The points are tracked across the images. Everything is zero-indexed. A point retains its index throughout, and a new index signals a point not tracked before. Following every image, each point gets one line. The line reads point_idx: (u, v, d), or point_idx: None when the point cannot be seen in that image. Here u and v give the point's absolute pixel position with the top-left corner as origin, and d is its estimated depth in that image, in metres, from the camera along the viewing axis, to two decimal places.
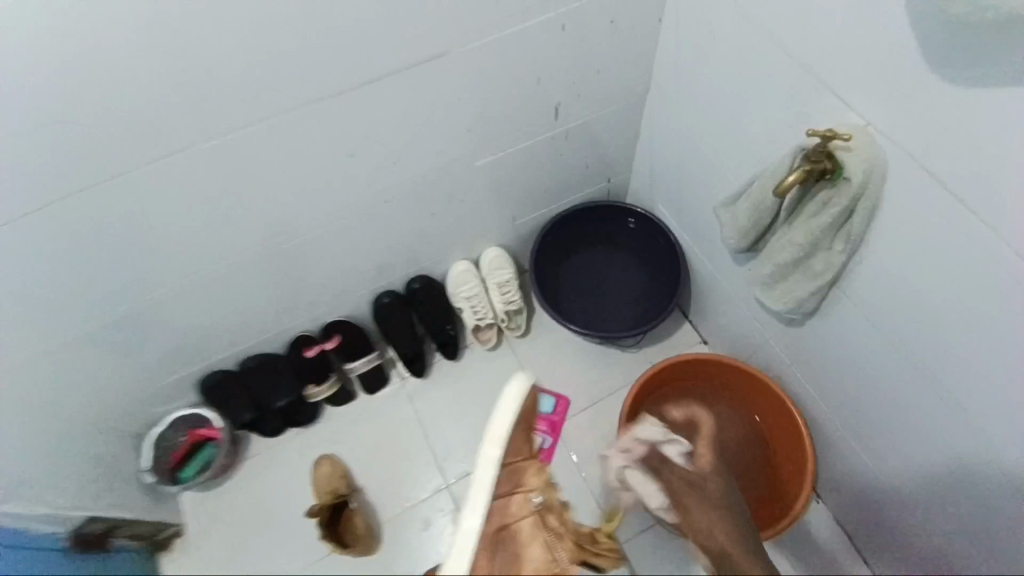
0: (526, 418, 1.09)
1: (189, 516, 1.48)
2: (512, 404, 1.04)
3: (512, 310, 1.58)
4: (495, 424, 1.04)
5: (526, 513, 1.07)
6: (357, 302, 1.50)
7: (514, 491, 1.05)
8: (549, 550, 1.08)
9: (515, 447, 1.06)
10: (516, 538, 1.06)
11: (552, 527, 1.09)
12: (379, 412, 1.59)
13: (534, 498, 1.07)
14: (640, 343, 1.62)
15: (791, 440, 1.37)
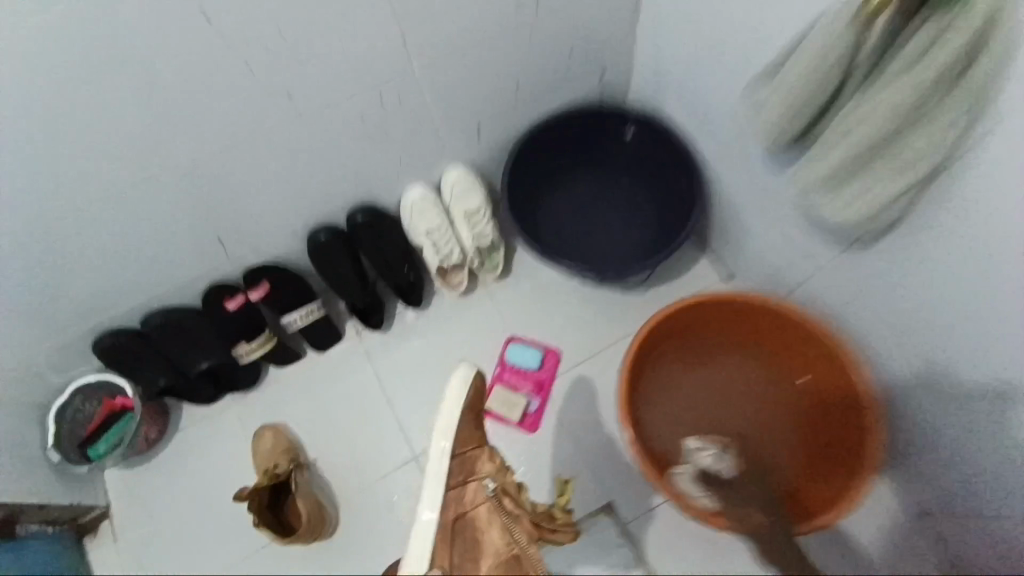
0: (474, 406, 1.02)
1: (115, 497, 1.26)
2: (459, 386, 1.01)
3: (484, 246, 1.28)
4: (446, 414, 1.00)
5: (481, 500, 0.95)
6: (288, 240, 1.18)
7: (468, 479, 0.96)
8: (507, 535, 0.93)
9: (467, 438, 0.99)
10: (471, 524, 0.94)
11: (508, 511, 0.94)
12: (332, 372, 1.33)
13: (486, 484, 0.95)
14: (647, 281, 1.30)
15: (849, 417, 1.02)
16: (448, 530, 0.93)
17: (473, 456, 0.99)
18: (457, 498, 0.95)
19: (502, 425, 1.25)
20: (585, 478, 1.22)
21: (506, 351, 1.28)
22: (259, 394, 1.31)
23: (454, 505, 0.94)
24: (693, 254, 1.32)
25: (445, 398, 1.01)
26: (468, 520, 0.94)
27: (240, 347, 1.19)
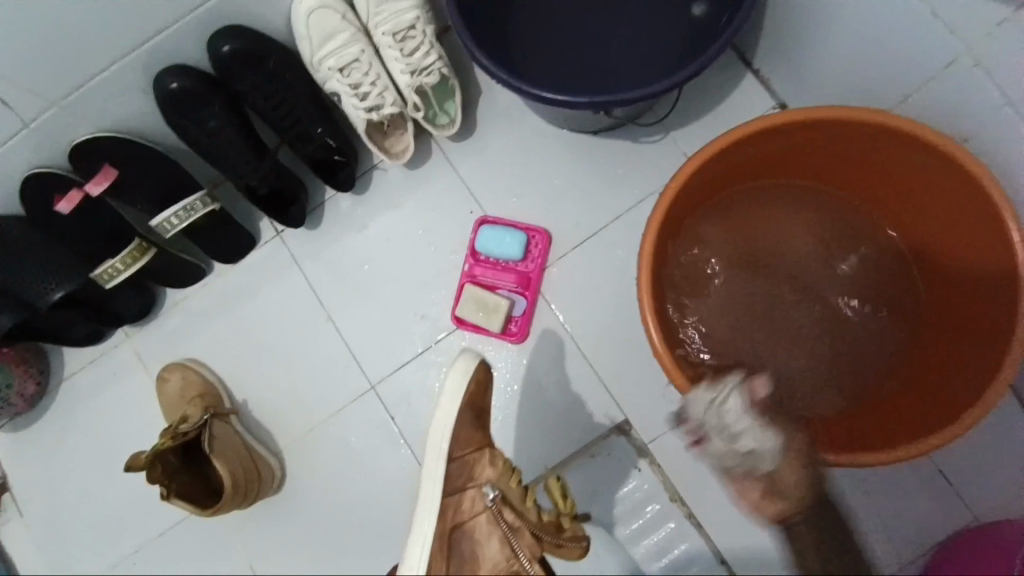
0: (476, 404, 0.76)
1: (6, 464, 1.00)
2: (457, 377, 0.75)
3: (430, 86, 0.87)
4: (442, 415, 0.73)
5: (476, 508, 0.73)
6: (133, 97, 0.79)
7: (466, 484, 0.73)
8: (507, 547, 0.71)
9: (467, 438, 0.74)
10: (467, 536, 0.73)
11: (508, 521, 0.71)
12: (251, 285, 0.99)
13: (485, 491, 0.72)
14: (667, 118, 0.93)
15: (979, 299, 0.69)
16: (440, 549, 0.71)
17: (472, 459, 0.74)
18: (450, 505, 0.72)
19: (480, 332, 0.94)
20: (595, 391, 0.93)
21: (476, 238, 0.93)
22: (159, 322, 0.99)
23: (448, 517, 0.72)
24: (730, 77, 0.93)
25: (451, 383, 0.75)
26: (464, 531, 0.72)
27: (99, 267, 0.85)
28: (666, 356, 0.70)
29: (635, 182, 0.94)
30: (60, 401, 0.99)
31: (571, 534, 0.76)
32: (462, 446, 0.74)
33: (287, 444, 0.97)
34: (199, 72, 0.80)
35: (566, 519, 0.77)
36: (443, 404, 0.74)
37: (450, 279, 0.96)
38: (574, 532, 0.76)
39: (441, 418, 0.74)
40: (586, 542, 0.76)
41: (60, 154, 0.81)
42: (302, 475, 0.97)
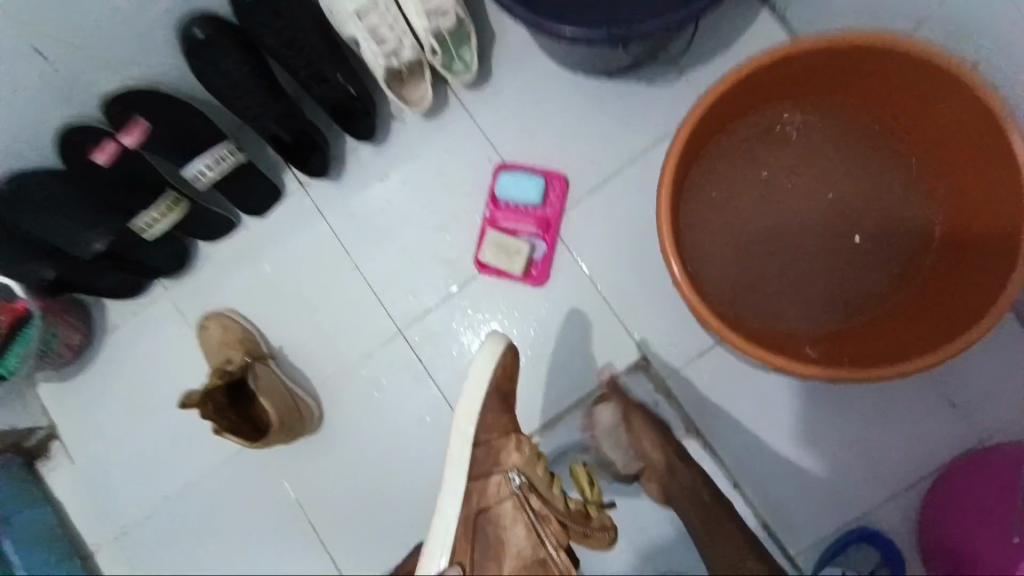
0: (501, 388, 0.79)
1: (57, 414, 1.06)
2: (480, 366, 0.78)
3: (445, 29, 0.88)
4: (468, 398, 0.77)
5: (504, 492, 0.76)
6: (156, 46, 0.81)
7: (492, 470, 0.76)
8: (534, 533, 0.75)
9: (492, 423, 0.78)
10: (495, 520, 0.76)
11: (535, 508, 0.76)
12: (277, 237, 1.02)
13: (512, 477, 0.76)
14: (681, 58, 0.93)
15: (983, 220, 0.71)
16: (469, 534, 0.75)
17: (499, 443, 0.78)
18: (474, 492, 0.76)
19: (502, 276, 0.98)
20: (612, 331, 0.96)
21: (496, 183, 0.96)
22: (192, 276, 1.03)
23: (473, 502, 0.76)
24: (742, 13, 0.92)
25: (474, 378, 0.78)
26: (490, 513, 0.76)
27: (138, 219, 0.88)
28: (688, 286, 0.72)
29: (651, 124, 0.95)
30: (106, 352, 1.05)
31: (597, 522, 0.82)
32: (487, 436, 0.77)
33: (321, 387, 1.02)
34: (224, 21, 0.83)
35: (592, 508, 0.83)
36: (465, 396, 0.77)
37: (471, 225, 0.99)
38: (602, 521, 0.82)
39: (462, 411, 0.77)
40: (612, 532, 0.83)
41: (95, 107, 0.83)
42: (335, 416, 1.02)
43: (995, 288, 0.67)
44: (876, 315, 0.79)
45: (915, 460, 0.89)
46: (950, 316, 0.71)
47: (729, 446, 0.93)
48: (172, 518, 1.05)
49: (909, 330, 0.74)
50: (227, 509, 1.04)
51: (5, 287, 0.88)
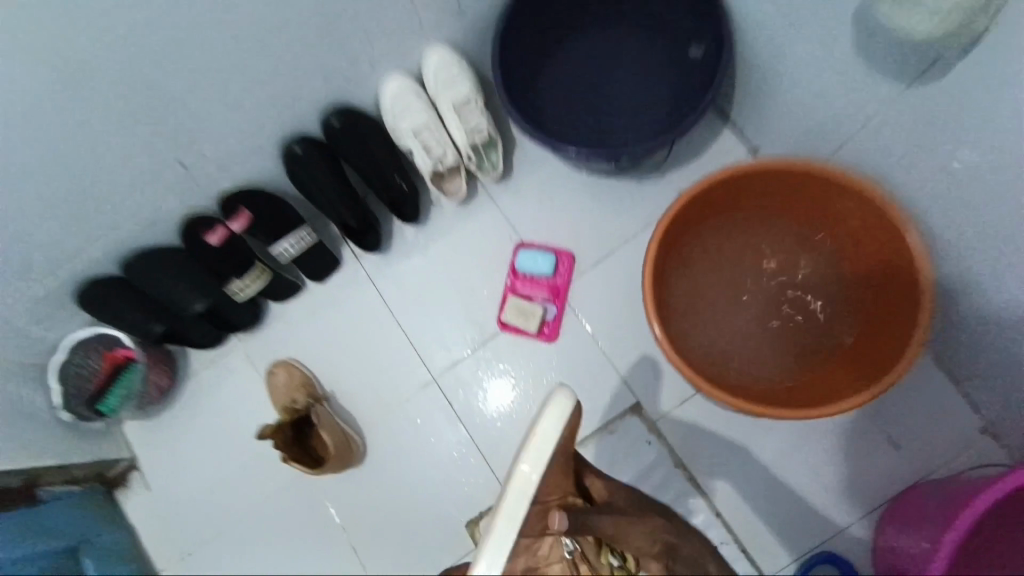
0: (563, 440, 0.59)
1: (138, 447, 1.24)
2: (542, 450, 0.54)
3: (479, 142, 1.13)
4: (524, 474, 0.53)
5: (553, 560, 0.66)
6: (262, 157, 1.06)
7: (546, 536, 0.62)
8: None
9: (553, 484, 0.61)
10: None
11: None
12: (335, 299, 1.24)
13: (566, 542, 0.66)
14: (664, 163, 1.17)
15: (896, 294, 0.91)
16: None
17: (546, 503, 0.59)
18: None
19: (520, 333, 1.19)
20: (611, 381, 1.16)
21: (516, 259, 1.19)
22: (262, 330, 1.24)
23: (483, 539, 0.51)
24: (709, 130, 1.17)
25: (530, 438, 0.55)
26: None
27: (233, 285, 1.12)
28: (666, 345, 0.93)
29: (641, 213, 1.19)
30: (186, 393, 1.24)
31: None
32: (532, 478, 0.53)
33: (365, 426, 1.20)
34: (316, 138, 1.09)
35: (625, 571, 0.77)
36: (514, 468, 0.53)
37: (494, 292, 1.21)
38: None
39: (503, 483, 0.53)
40: None
41: (209, 200, 1.08)
42: (375, 451, 1.20)
43: (907, 350, 0.86)
44: (825, 373, 0.98)
45: (865, 493, 1.07)
46: (876, 372, 0.90)
47: (709, 479, 1.11)
48: (229, 540, 1.21)
49: (847, 385, 0.93)
50: (278, 533, 1.20)
51: (116, 340, 1.15)
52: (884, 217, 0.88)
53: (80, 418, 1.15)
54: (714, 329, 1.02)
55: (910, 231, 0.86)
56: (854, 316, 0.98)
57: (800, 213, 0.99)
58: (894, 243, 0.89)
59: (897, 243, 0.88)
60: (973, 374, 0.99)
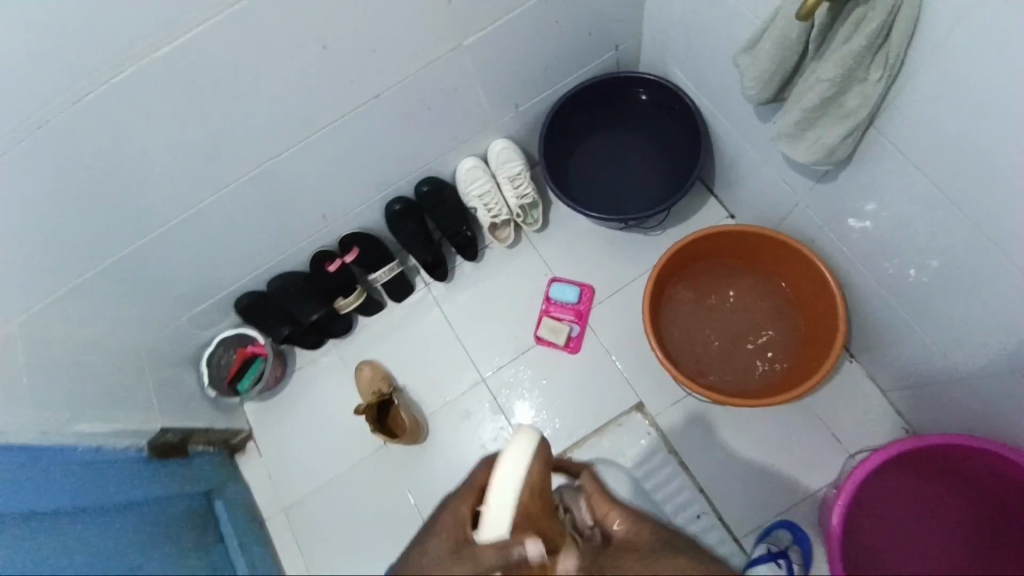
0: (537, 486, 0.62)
1: (254, 423, 1.61)
2: (507, 489, 0.60)
3: (525, 205, 1.53)
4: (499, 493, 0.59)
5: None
6: (371, 210, 1.47)
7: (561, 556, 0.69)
8: None
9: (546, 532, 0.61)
10: None
11: None
12: (410, 316, 1.63)
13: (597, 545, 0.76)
14: (663, 223, 1.55)
15: (827, 321, 1.26)
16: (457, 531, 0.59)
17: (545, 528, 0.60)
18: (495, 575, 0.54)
19: (550, 348, 1.55)
20: (620, 386, 1.50)
21: (549, 290, 1.56)
22: (353, 338, 1.63)
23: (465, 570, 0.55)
24: (699, 200, 1.56)
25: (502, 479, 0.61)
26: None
27: (340, 302, 1.52)
28: (658, 350, 1.28)
29: (646, 259, 1.56)
30: (293, 384, 1.63)
31: None
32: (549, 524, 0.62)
33: (428, 414, 1.56)
34: (409, 198, 1.49)
35: None
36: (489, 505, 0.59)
37: (532, 315, 1.58)
38: None
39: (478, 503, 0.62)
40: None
41: (329, 239, 1.49)
42: (435, 433, 1.55)
43: (831, 360, 1.20)
44: (770, 380, 1.32)
45: (815, 479, 1.38)
46: (811, 377, 1.23)
47: (694, 464, 1.43)
48: (319, 498, 1.56)
49: (786, 387, 1.27)
50: (358, 494, 1.55)
51: (250, 337, 1.54)
52: (814, 266, 1.25)
53: (219, 398, 1.53)
54: (696, 345, 1.36)
55: (833, 289, 1.23)
56: (799, 340, 1.33)
57: (759, 262, 1.36)
58: (822, 285, 1.25)
59: (824, 284, 1.24)
60: (896, 381, 1.33)
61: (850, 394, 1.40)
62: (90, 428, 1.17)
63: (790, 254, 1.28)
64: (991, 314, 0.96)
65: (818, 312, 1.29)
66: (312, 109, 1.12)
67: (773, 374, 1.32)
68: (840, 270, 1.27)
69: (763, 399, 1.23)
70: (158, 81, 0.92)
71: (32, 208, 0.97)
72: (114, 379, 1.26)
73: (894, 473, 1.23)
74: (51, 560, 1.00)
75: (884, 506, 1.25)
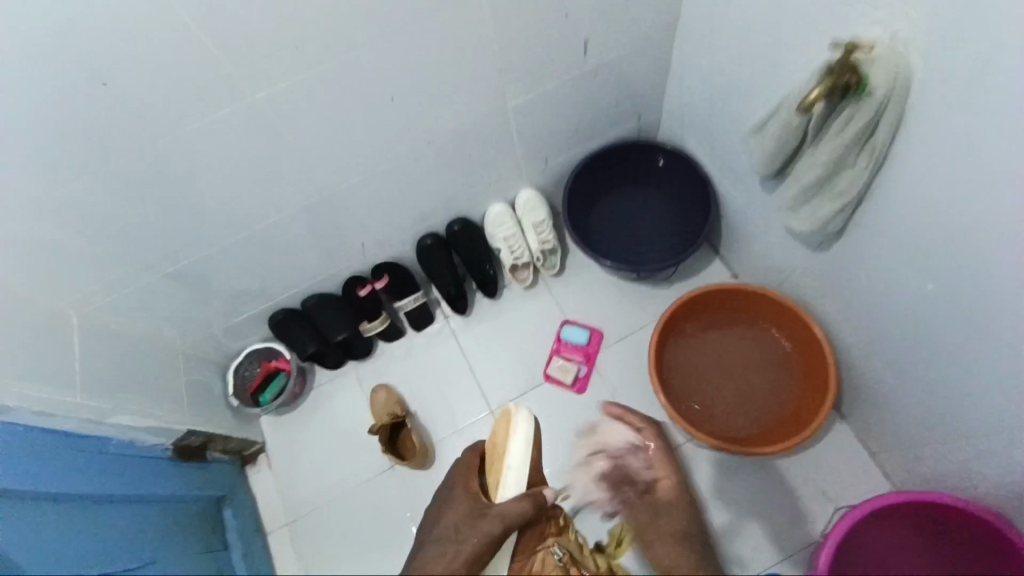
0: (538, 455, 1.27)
1: (268, 435, 1.67)
2: (521, 446, 1.24)
3: (546, 250, 1.65)
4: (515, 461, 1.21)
5: (548, 569, 1.13)
6: (404, 242, 1.60)
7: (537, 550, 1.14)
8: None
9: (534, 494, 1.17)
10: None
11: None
12: (427, 345, 1.72)
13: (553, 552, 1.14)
14: (672, 277, 1.67)
15: (821, 380, 1.35)
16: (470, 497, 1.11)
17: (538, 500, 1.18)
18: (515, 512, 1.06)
19: (558, 386, 1.63)
20: None
21: (561, 330, 1.66)
22: (372, 361, 1.72)
23: (497, 517, 1.04)
24: (706, 259, 1.68)
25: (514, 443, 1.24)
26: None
27: (365, 325, 1.62)
28: (661, 394, 1.37)
29: (654, 309, 1.66)
30: (309, 400, 1.70)
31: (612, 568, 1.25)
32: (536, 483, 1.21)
33: (436, 441, 1.62)
34: (440, 234, 1.62)
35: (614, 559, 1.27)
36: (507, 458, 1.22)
37: (543, 353, 1.67)
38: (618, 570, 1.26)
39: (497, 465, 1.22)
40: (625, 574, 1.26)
41: (362, 266, 1.61)
42: (441, 460, 1.61)
43: (824, 416, 1.29)
44: (768, 429, 1.40)
45: (806, 534, 1.42)
46: (804, 431, 1.32)
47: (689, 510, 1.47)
48: (322, 515, 1.59)
49: (784, 437, 1.35)
50: (360, 514, 1.59)
51: (277, 351, 1.62)
52: (810, 327, 1.35)
53: (240, 408, 1.61)
54: (697, 392, 1.46)
55: (828, 350, 1.32)
56: (794, 395, 1.41)
57: (759, 319, 1.47)
58: (817, 344, 1.35)
59: (819, 344, 1.34)
60: (886, 444, 1.39)
61: (843, 454, 1.46)
62: (130, 421, 1.25)
63: (789, 314, 1.39)
64: (969, 381, 1.05)
65: (813, 370, 1.38)
66: (368, 149, 1.26)
67: (768, 425, 1.41)
68: (835, 333, 1.37)
69: (758, 448, 1.32)
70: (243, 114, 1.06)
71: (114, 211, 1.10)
72: (149, 377, 1.35)
73: (893, 518, 1.26)
74: (69, 538, 1.04)
75: (878, 547, 1.30)
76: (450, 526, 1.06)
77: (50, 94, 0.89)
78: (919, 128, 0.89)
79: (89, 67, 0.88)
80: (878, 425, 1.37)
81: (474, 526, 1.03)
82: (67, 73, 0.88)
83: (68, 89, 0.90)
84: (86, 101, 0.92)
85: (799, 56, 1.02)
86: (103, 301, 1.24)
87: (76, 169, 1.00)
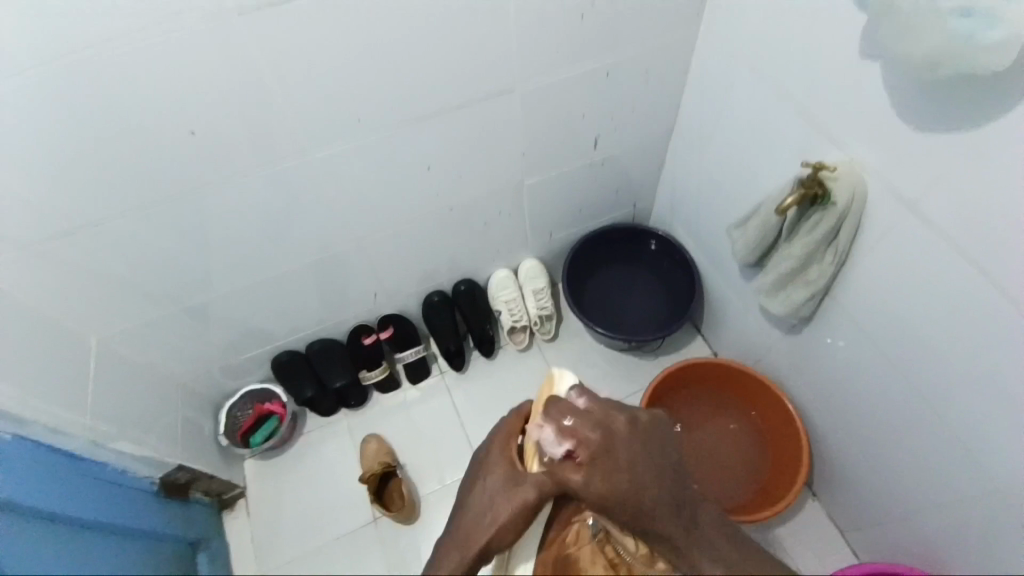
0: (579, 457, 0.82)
1: (250, 479, 1.65)
2: (559, 437, 0.78)
3: (544, 316, 1.76)
4: (557, 445, 0.78)
5: (582, 543, 0.93)
6: (411, 297, 1.70)
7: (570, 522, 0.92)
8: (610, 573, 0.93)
9: None
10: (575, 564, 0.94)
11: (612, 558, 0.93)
12: (421, 399, 1.76)
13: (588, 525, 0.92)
14: (657, 350, 1.80)
15: (795, 455, 1.45)
16: (509, 465, 0.83)
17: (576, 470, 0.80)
18: (563, 480, 0.77)
19: None
20: None
21: None
22: (366, 411, 1.75)
23: (532, 485, 0.79)
24: (688, 336, 1.82)
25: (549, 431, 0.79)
26: (569, 548, 0.93)
27: (366, 373, 1.68)
28: None
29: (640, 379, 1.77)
30: (297, 446, 1.70)
31: None
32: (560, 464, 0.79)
33: (421, 496, 1.63)
34: (446, 292, 1.73)
35: None
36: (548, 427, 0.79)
37: None
38: None
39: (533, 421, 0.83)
40: None
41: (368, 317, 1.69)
42: (425, 515, 1.61)
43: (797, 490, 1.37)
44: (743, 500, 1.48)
45: None
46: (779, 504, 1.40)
47: None
48: (295, 566, 1.55)
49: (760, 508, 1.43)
50: (335, 567, 1.55)
51: (273, 393, 1.65)
52: (782, 404, 1.48)
53: (228, 447, 1.61)
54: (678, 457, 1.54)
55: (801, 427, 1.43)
56: (768, 469, 1.51)
57: (735, 394, 1.59)
58: (790, 421, 1.47)
59: (791, 420, 1.46)
60: (853, 522, 1.48)
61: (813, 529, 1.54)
62: (132, 448, 1.29)
63: (763, 390, 1.52)
64: (924, 458, 1.17)
65: (786, 446, 1.49)
66: (397, 210, 1.39)
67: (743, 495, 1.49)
68: (806, 411, 1.49)
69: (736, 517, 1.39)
70: (293, 170, 1.18)
71: (152, 241, 1.17)
72: (145, 406, 1.35)
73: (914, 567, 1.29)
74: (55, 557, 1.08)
75: None
76: (485, 509, 0.81)
77: (133, 134, 1.00)
78: (874, 234, 1.07)
79: (178, 117, 1.01)
80: (847, 500, 1.46)
81: (511, 497, 0.79)
82: (150, 120, 0.99)
83: (150, 130, 1.01)
84: (160, 144, 1.03)
85: (777, 166, 1.22)
86: (121, 326, 1.28)
87: (130, 200, 1.08)
